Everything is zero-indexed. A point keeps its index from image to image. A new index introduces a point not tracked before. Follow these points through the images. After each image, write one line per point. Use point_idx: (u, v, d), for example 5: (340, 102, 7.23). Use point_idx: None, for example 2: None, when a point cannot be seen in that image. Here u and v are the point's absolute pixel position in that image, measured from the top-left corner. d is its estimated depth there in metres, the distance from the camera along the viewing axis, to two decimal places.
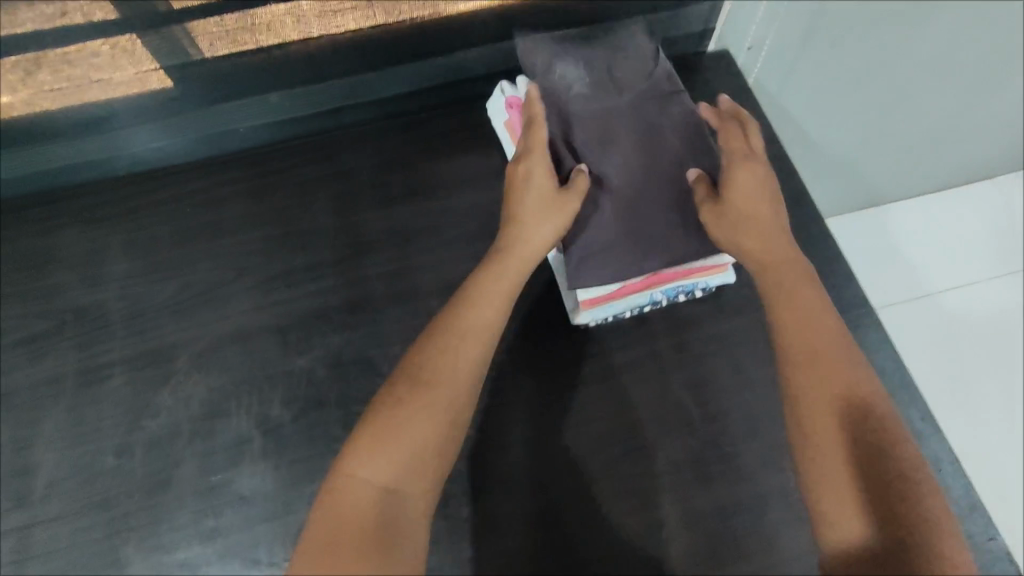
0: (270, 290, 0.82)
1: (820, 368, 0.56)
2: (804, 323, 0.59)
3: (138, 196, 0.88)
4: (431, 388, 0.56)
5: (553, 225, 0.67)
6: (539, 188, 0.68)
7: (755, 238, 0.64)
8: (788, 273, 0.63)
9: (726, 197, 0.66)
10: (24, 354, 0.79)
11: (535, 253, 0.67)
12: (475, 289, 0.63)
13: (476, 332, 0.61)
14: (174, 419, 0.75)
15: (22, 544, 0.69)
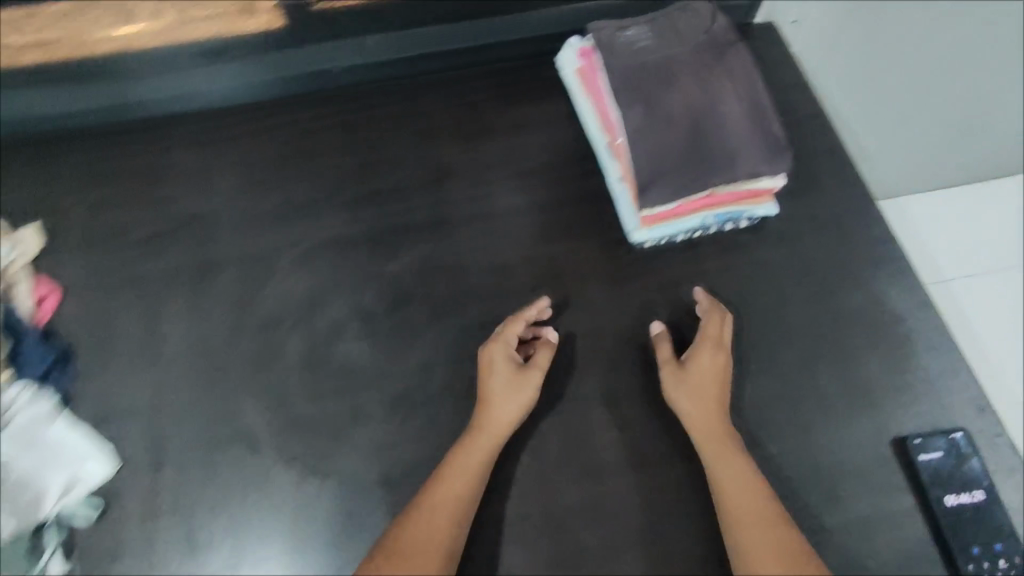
0: (362, 205, 0.92)
1: (755, 518, 0.69)
2: (731, 474, 0.72)
3: (241, 126, 0.98)
4: (408, 557, 0.67)
5: (517, 403, 0.75)
6: (502, 370, 0.77)
7: (705, 406, 0.76)
8: (713, 430, 0.75)
9: (687, 368, 0.77)
10: (147, 249, 0.88)
11: (504, 431, 0.75)
12: (450, 468, 0.72)
13: (447, 506, 0.70)
14: (280, 305, 0.84)
15: (155, 397, 0.80)
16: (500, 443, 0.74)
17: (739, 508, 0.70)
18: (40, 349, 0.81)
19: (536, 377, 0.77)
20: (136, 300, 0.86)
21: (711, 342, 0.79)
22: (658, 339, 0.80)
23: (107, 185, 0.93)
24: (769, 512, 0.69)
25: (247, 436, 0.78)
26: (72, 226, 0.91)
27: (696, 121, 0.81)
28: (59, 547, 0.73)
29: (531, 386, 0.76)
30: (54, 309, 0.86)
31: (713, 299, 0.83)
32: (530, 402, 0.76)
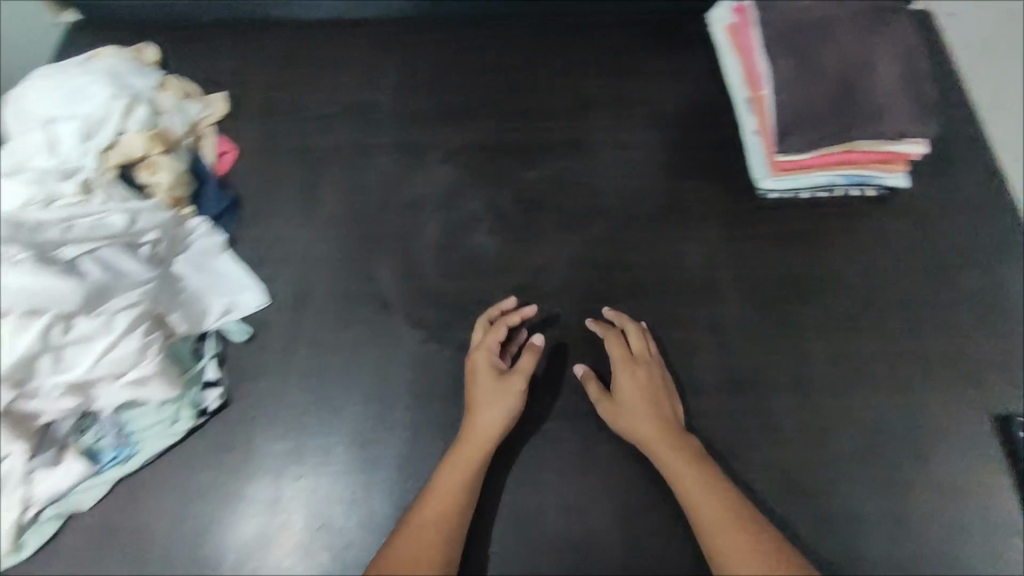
0: (508, 121, 1.01)
1: (725, 521, 0.67)
2: (689, 481, 0.71)
3: (408, 36, 1.08)
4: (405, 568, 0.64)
5: (502, 408, 0.75)
6: (485, 380, 0.77)
7: (649, 426, 0.75)
8: (665, 444, 0.74)
9: (619, 398, 0.78)
10: (318, 126, 1.00)
11: (488, 433, 0.74)
12: (436, 482, 0.72)
13: (433, 521, 0.68)
14: (426, 190, 0.94)
15: (305, 250, 0.90)
16: (485, 447, 0.74)
17: (707, 514, 0.68)
18: (216, 194, 0.93)
19: (519, 380, 0.76)
20: (300, 167, 0.97)
21: (625, 364, 0.79)
22: (584, 381, 0.80)
23: (286, 70, 1.05)
24: (732, 513, 0.68)
25: (380, 295, 0.87)
26: (254, 99, 1.03)
27: (848, 78, 0.85)
28: (216, 353, 0.83)
29: (516, 389, 0.76)
30: (231, 164, 0.97)
31: (621, 313, 0.85)
32: (514, 404, 0.76)
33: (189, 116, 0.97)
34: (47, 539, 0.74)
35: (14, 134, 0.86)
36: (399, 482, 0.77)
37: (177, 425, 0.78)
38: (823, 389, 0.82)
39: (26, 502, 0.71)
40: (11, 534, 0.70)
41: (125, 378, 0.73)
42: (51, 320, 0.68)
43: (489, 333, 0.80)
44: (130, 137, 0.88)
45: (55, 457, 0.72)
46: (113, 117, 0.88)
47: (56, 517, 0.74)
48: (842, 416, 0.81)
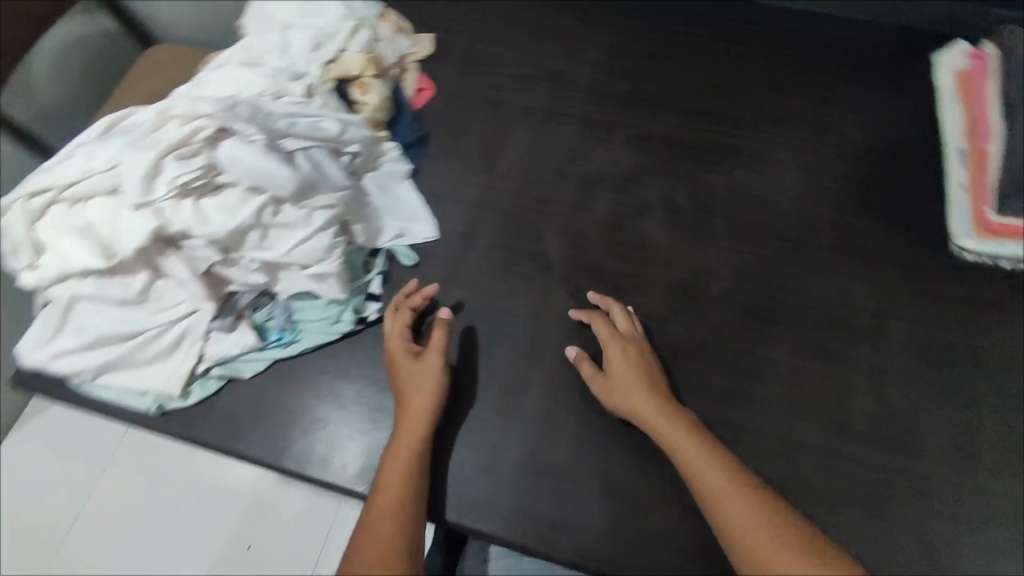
0: (694, 122, 1.00)
1: (722, 483, 0.65)
2: (684, 445, 0.69)
3: (615, 17, 1.10)
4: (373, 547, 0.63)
5: (428, 387, 0.75)
6: (403, 363, 0.77)
7: (638, 396, 0.74)
8: (656, 411, 0.72)
9: (610, 371, 0.77)
10: (515, 84, 1.04)
11: (422, 412, 0.74)
12: (383, 473, 0.70)
13: (390, 503, 0.67)
14: (605, 169, 0.97)
15: (482, 196, 0.94)
16: (423, 416, 0.74)
17: (707, 476, 0.66)
18: (411, 125, 0.98)
19: (435, 359, 0.77)
20: (489, 119, 1.01)
21: (609, 340, 0.79)
22: (577, 362, 0.80)
23: (494, 26, 1.10)
24: (733, 481, 0.66)
25: (542, 255, 0.91)
26: (457, 46, 1.08)
27: None
28: (383, 270, 0.88)
29: (433, 368, 0.76)
30: (427, 101, 1.02)
31: (606, 295, 0.85)
32: (435, 381, 0.76)
33: (400, 48, 1.02)
34: (208, 395, 0.81)
35: (256, 33, 0.95)
36: (529, 436, 0.81)
37: (335, 326, 0.82)
38: (983, 467, 0.77)
39: (201, 355, 0.80)
40: (182, 379, 0.79)
41: (310, 271, 0.78)
42: (266, 201, 0.74)
43: (394, 317, 0.80)
44: (351, 54, 0.94)
45: (232, 323, 0.80)
46: (341, 34, 0.95)
47: (219, 377, 0.81)
48: (999, 502, 0.75)
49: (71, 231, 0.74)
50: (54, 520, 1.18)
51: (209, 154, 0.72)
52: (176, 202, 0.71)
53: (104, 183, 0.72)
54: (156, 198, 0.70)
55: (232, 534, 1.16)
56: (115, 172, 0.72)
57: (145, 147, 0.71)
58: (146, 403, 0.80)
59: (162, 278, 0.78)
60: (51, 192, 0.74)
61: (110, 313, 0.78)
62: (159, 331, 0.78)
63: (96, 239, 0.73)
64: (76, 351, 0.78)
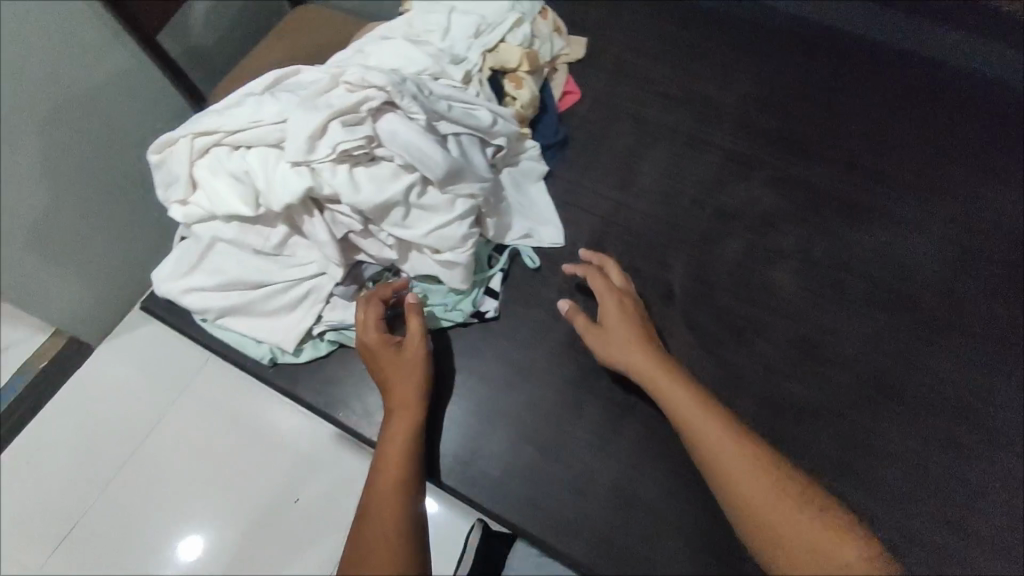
0: (847, 174, 0.95)
1: (715, 434, 0.64)
2: (678, 399, 0.68)
3: (775, 49, 1.05)
4: (379, 524, 0.66)
5: (413, 378, 0.76)
6: (382, 355, 0.76)
7: (633, 352, 0.74)
8: (650, 365, 0.72)
9: (605, 324, 0.77)
10: (661, 102, 1.01)
11: (410, 395, 0.75)
12: (381, 457, 0.73)
13: (389, 483, 0.70)
14: (743, 206, 0.92)
15: (611, 212, 0.93)
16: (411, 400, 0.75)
17: (698, 426, 0.65)
18: (553, 127, 0.97)
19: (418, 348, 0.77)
20: (630, 134, 0.99)
21: (603, 290, 0.78)
22: (572, 313, 0.79)
23: (647, 39, 1.07)
24: (719, 433, 0.64)
25: (665, 283, 0.88)
26: (609, 54, 1.06)
27: None
28: (503, 268, 0.88)
29: (417, 356, 0.76)
30: (570, 106, 1.01)
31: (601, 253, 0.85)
32: (420, 369, 0.76)
33: (555, 48, 1.01)
34: (319, 356, 0.84)
35: (420, 11, 0.96)
36: (624, 465, 0.78)
37: (449, 314, 0.84)
38: None
39: (319, 317, 0.82)
40: (298, 336, 0.82)
41: (441, 256, 0.79)
42: (416, 180, 0.74)
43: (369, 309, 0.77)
44: (510, 47, 0.93)
45: (354, 292, 0.82)
46: (503, 25, 0.94)
47: (331, 341, 0.84)
48: None
49: (228, 176, 0.76)
50: (112, 413, 1.15)
51: (372, 124, 0.73)
52: (333, 166, 0.72)
53: (270, 135, 0.74)
54: (317, 158, 0.71)
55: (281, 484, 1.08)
56: (279, 126, 0.74)
57: (315, 107, 0.72)
58: (261, 352, 0.84)
59: (299, 235, 0.79)
60: (217, 134, 0.76)
61: (245, 259, 0.81)
62: (285, 287, 0.81)
63: (248, 187, 0.75)
64: (207, 289, 0.81)
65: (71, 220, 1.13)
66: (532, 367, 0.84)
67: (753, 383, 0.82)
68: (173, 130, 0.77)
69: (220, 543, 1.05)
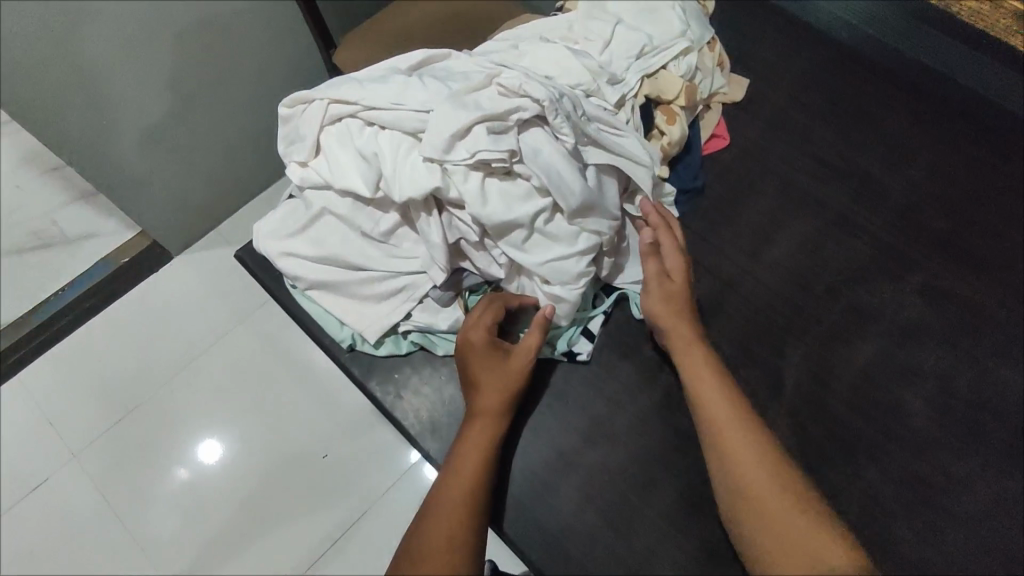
0: (1011, 301, 0.84)
1: (726, 415, 0.66)
2: (702, 375, 0.69)
3: (962, 140, 0.93)
4: (438, 528, 0.66)
5: (505, 389, 0.73)
6: (488, 358, 0.73)
7: (675, 317, 0.73)
8: (683, 337, 0.73)
9: (669, 280, 0.75)
10: (816, 171, 0.92)
11: (496, 405, 0.73)
12: (454, 460, 0.71)
13: (456, 491, 0.68)
14: (881, 310, 0.84)
15: (735, 279, 0.86)
16: (497, 410, 0.73)
17: (711, 403, 0.67)
18: (694, 170, 0.89)
19: (521, 360, 0.73)
20: (773, 198, 0.90)
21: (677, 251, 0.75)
22: (649, 258, 0.75)
23: (815, 96, 0.97)
24: (737, 415, 0.66)
25: (775, 371, 0.81)
26: (769, 102, 0.97)
27: None
28: (607, 311, 0.82)
29: (518, 366, 0.73)
30: (715, 150, 0.93)
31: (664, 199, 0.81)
32: (516, 382, 0.74)
33: (715, 85, 0.92)
34: (398, 353, 0.81)
35: (583, 14, 0.89)
36: (691, 557, 0.73)
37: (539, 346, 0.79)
38: None
39: (407, 314, 0.79)
40: (383, 329, 0.79)
41: (550, 287, 0.74)
42: (547, 206, 0.70)
43: (481, 306, 0.75)
44: (670, 77, 0.86)
45: (449, 299, 0.78)
46: (670, 51, 0.87)
47: (414, 342, 0.81)
48: None
49: (355, 151, 0.72)
50: (166, 351, 1.27)
51: (517, 136, 0.68)
52: (467, 170, 0.68)
53: (408, 122, 0.69)
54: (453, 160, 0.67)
55: (316, 441, 1.19)
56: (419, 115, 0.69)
57: (463, 105, 0.68)
58: (341, 334, 0.81)
59: (409, 226, 0.75)
60: (353, 104, 0.72)
61: (350, 237, 0.77)
62: (383, 277, 0.77)
63: (373, 168, 0.71)
64: (305, 259, 0.79)
65: (181, 138, 1.14)
66: (614, 425, 0.78)
67: (849, 510, 0.75)
68: (311, 88, 0.72)
69: (244, 487, 1.17)
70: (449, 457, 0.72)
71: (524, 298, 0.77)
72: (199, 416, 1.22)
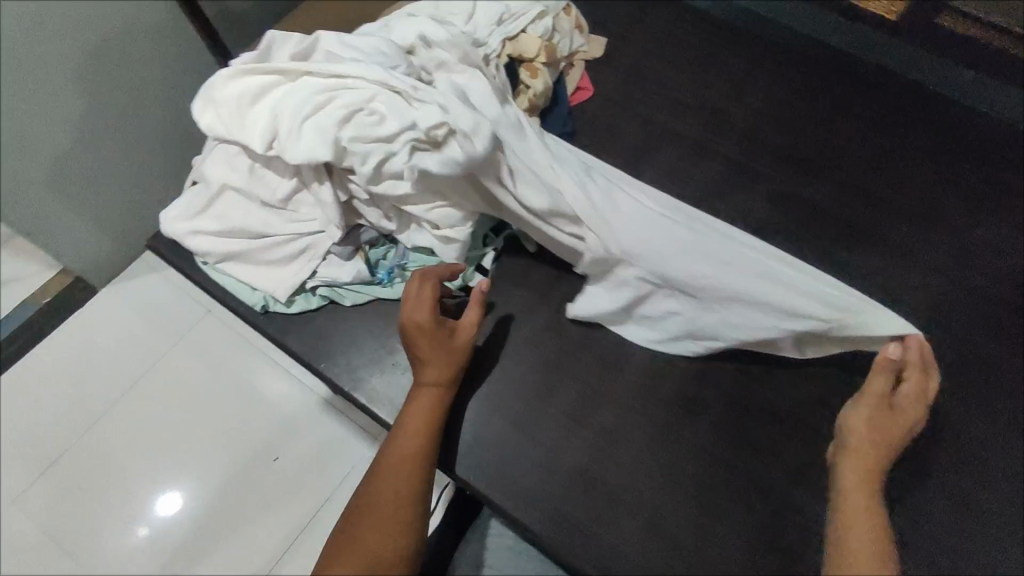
0: (842, 193, 0.97)
1: (868, 521, 0.62)
2: (864, 478, 0.66)
3: (790, 65, 1.07)
4: (390, 473, 0.73)
5: (450, 362, 0.79)
6: (437, 337, 0.78)
7: (877, 435, 0.68)
8: (873, 447, 0.67)
9: (893, 407, 0.70)
10: (671, 108, 1.04)
11: (441, 377, 0.78)
12: (406, 416, 0.77)
13: (408, 442, 0.75)
14: (736, 217, 0.96)
15: None
16: (444, 379, 0.78)
17: (861, 506, 0.63)
18: (563, 119, 1.01)
19: (464, 337, 0.80)
20: (636, 135, 1.02)
21: (915, 400, 0.71)
22: (880, 376, 0.71)
23: (665, 45, 1.10)
24: (878, 523, 0.62)
25: None
26: (625, 55, 1.09)
27: None
28: (497, 248, 0.92)
29: (461, 343, 0.80)
30: (582, 101, 1.05)
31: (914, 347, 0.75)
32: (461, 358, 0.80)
33: (573, 44, 1.04)
34: (308, 309, 0.88)
35: None
36: (590, 444, 0.82)
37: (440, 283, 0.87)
38: None
39: (313, 272, 0.86)
40: (292, 288, 0.85)
41: (441, 231, 0.82)
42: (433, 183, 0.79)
43: (428, 285, 0.78)
44: (529, 36, 0.96)
45: (350, 253, 0.85)
46: (527, 15, 0.97)
47: (322, 297, 0.88)
48: None
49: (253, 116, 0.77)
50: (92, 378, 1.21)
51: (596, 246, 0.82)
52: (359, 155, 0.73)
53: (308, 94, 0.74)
54: (599, 262, 0.84)
55: (264, 443, 1.16)
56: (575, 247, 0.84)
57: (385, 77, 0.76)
58: (255, 298, 0.87)
59: (305, 192, 0.82)
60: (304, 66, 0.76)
61: (251, 208, 0.84)
62: (287, 240, 0.84)
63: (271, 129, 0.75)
64: (213, 234, 0.85)
65: None
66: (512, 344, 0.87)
67: (728, 386, 0.85)
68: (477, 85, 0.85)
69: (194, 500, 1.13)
70: (402, 414, 0.78)
71: (454, 266, 0.82)
72: (134, 433, 1.17)
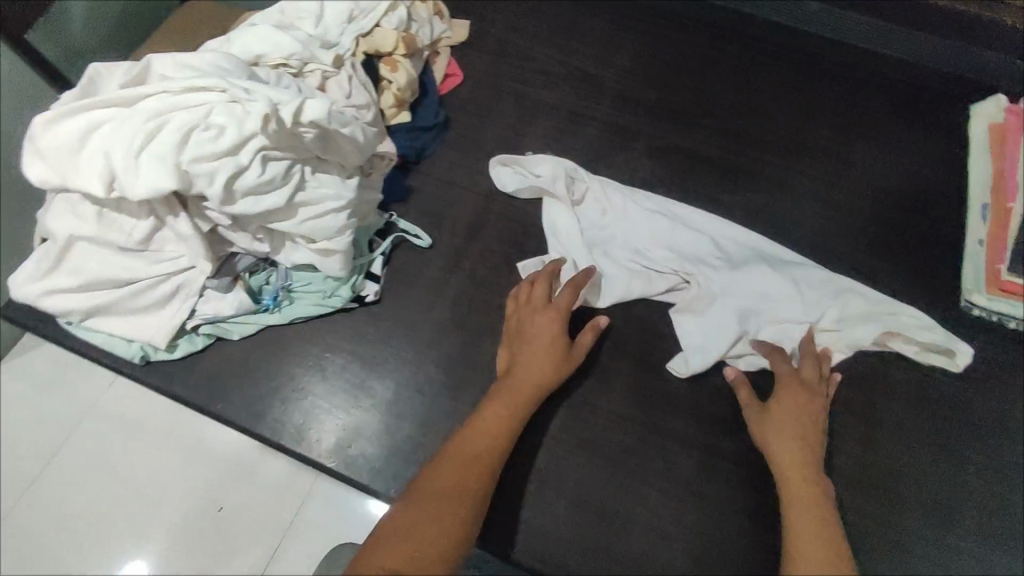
0: (718, 139, 0.99)
1: (805, 504, 0.69)
2: (787, 464, 0.72)
3: (652, 22, 1.08)
4: (450, 477, 0.66)
5: (552, 379, 0.75)
6: (555, 346, 0.76)
7: (779, 434, 0.74)
8: (783, 441, 0.73)
9: (773, 403, 0.76)
10: (541, 80, 1.03)
11: (539, 394, 0.75)
12: (485, 415, 0.72)
13: (475, 451, 0.69)
14: (620, 179, 0.96)
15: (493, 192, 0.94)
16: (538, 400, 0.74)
17: (796, 491, 0.70)
18: (434, 109, 0.98)
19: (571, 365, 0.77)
20: (511, 113, 1.00)
21: (796, 386, 0.77)
22: (736, 384, 0.79)
23: (527, 18, 1.08)
24: (815, 504, 0.68)
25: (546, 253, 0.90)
26: (490, 35, 1.07)
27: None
28: (385, 252, 0.89)
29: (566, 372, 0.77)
30: (452, 88, 1.02)
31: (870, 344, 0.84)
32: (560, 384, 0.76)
33: (434, 31, 1.01)
34: (194, 350, 0.83)
35: None
36: None
37: (330, 299, 0.84)
38: (942, 515, 0.79)
39: (192, 310, 0.81)
40: (171, 332, 0.80)
41: (316, 244, 0.79)
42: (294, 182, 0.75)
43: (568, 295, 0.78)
44: (383, 29, 0.93)
45: (229, 284, 0.81)
46: (377, 7, 0.93)
47: (207, 335, 0.83)
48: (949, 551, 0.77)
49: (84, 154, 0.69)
50: None
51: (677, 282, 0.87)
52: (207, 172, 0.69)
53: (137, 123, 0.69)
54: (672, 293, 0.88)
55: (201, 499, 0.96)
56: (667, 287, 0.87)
57: (227, 90, 0.73)
58: (134, 350, 0.82)
59: (165, 229, 0.76)
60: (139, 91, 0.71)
61: (108, 255, 0.77)
62: (156, 282, 0.78)
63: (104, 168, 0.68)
64: (71, 290, 0.77)
65: None
66: (416, 346, 0.85)
67: (635, 348, 0.86)
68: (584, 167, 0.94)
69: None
70: (480, 414, 0.73)
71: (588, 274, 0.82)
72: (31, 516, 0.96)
